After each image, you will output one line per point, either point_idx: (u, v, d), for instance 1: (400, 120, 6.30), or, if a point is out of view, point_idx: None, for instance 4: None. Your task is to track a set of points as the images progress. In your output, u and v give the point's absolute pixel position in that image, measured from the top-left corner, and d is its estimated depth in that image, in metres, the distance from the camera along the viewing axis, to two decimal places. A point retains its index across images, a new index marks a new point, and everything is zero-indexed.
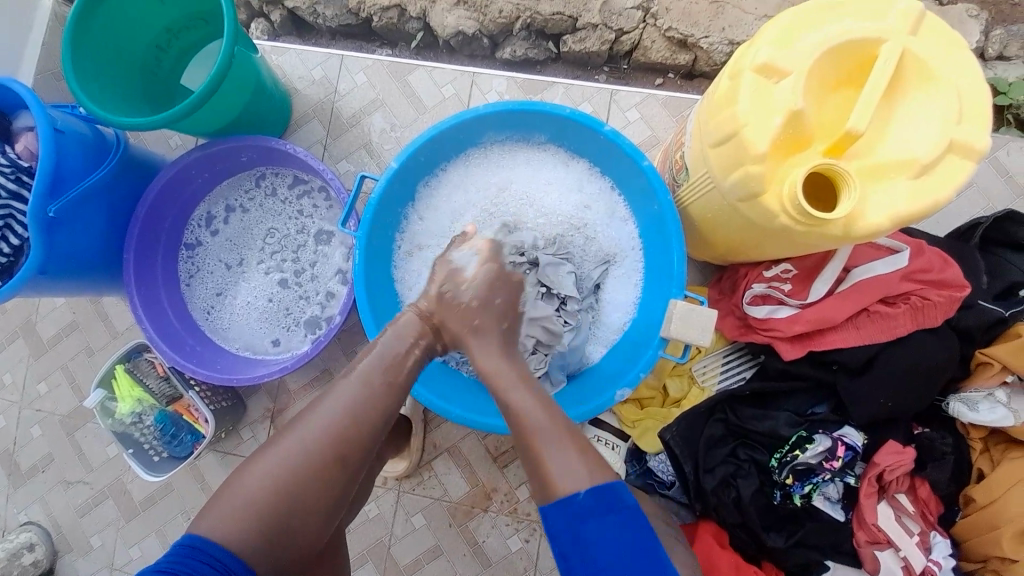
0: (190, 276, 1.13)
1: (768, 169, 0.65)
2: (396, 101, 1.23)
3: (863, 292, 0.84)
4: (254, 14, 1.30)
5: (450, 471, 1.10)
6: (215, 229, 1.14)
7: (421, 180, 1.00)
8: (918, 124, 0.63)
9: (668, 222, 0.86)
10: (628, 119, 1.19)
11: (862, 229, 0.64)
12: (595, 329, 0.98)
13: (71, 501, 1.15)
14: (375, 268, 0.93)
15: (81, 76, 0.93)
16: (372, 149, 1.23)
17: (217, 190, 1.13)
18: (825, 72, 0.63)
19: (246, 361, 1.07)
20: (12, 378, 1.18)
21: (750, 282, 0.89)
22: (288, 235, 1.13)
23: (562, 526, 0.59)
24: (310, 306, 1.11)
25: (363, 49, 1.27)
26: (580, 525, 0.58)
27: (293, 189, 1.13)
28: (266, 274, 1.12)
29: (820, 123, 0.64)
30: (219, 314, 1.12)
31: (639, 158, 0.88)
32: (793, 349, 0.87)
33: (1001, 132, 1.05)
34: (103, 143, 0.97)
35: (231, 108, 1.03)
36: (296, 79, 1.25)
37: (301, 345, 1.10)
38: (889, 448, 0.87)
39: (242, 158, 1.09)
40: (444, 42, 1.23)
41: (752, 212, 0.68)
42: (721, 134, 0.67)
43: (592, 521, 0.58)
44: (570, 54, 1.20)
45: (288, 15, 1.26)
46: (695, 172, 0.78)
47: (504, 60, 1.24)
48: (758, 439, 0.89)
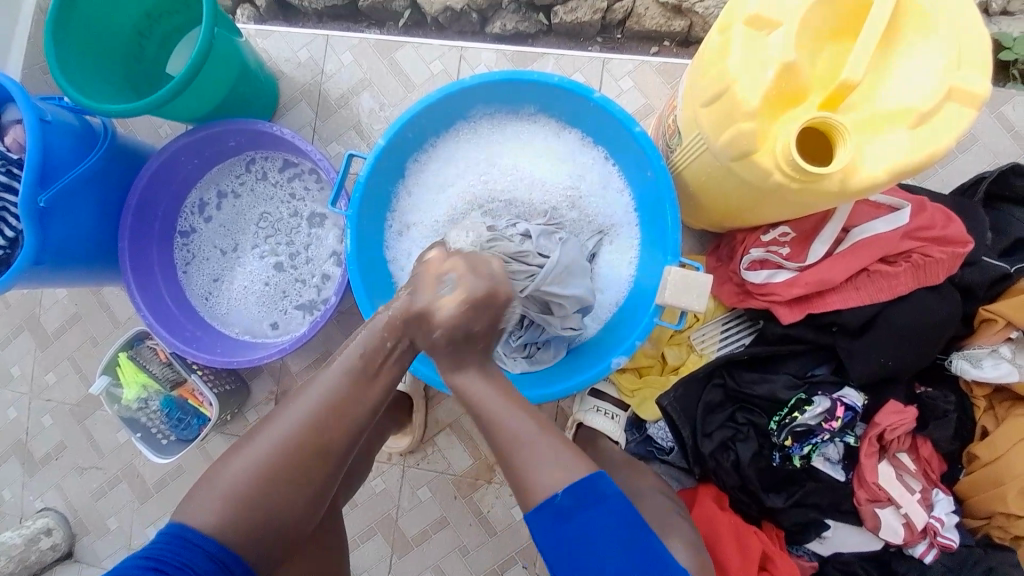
0: (186, 263, 1.13)
1: (761, 126, 0.63)
2: (384, 80, 1.21)
3: (863, 252, 0.83)
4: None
5: (453, 446, 1.12)
6: (208, 215, 1.13)
7: (411, 157, 0.99)
8: (917, 70, 0.61)
9: (661, 187, 0.84)
10: (621, 88, 1.17)
11: (859, 183, 0.62)
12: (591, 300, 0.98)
13: (86, 486, 1.18)
14: (367, 246, 0.93)
15: (64, 65, 0.92)
16: (363, 129, 1.21)
17: (208, 176, 1.12)
18: (818, 21, 0.61)
19: (246, 345, 1.08)
20: (20, 370, 1.20)
21: (748, 247, 0.88)
22: (281, 219, 1.13)
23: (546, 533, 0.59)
24: (307, 289, 1.11)
25: (351, 30, 1.25)
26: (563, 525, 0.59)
27: (284, 172, 1.13)
28: (262, 258, 1.12)
29: (814, 75, 0.63)
30: (217, 300, 1.12)
31: (630, 124, 0.86)
32: (792, 313, 0.87)
33: (1008, 87, 1.02)
34: (91, 133, 0.96)
35: (217, 91, 1.02)
36: (283, 62, 1.23)
37: (299, 327, 1.11)
38: (889, 408, 0.87)
39: (231, 143, 1.08)
40: (432, 19, 1.21)
41: (746, 171, 0.67)
42: (712, 92, 0.65)
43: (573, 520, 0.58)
44: (562, 25, 1.17)
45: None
46: (687, 135, 0.77)
47: (494, 35, 1.21)
48: (757, 403, 0.89)
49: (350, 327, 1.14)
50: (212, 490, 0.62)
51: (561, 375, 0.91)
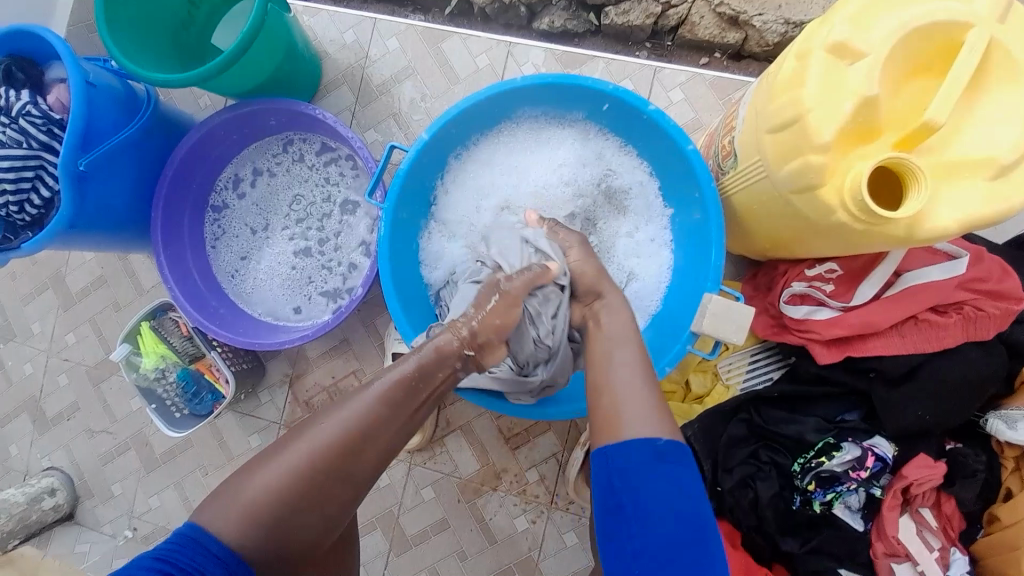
0: (216, 239, 1.12)
1: (831, 160, 0.59)
2: (427, 69, 1.19)
3: (913, 299, 0.78)
4: None
5: (462, 449, 1.11)
6: (241, 192, 1.13)
7: (453, 152, 0.97)
8: (1001, 121, 0.57)
9: (710, 211, 0.81)
10: (670, 100, 1.13)
11: (927, 233, 0.59)
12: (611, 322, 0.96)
13: (94, 451, 1.20)
14: (400, 242, 0.91)
15: (112, 26, 0.91)
16: (401, 118, 1.19)
17: (245, 152, 1.11)
18: (905, 57, 0.58)
19: (268, 327, 1.07)
20: (41, 328, 1.21)
21: (789, 280, 0.86)
22: (314, 203, 1.10)
23: (610, 472, 0.62)
24: (332, 277, 1.09)
25: (395, 14, 1.22)
26: (647, 472, 0.60)
27: (321, 156, 1.10)
28: (290, 241, 1.10)
29: (892, 113, 0.59)
30: (243, 279, 1.12)
31: (684, 141, 0.82)
32: (828, 353, 0.83)
33: None
34: (134, 100, 0.95)
35: (260, 69, 1.00)
36: (327, 42, 1.22)
37: (322, 315, 1.08)
38: (918, 462, 0.84)
39: (270, 122, 1.07)
40: (479, 9, 1.17)
41: (805, 205, 0.64)
42: (782, 119, 0.62)
43: (660, 468, 0.60)
44: (612, 27, 1.13)
45: None
46: (745, 161, 0.73)
47: (541, 32, 1.17)
48: (781, 442, 0.86)
49: (369, 317, 1.15)
50: (226, 488, 0.61)
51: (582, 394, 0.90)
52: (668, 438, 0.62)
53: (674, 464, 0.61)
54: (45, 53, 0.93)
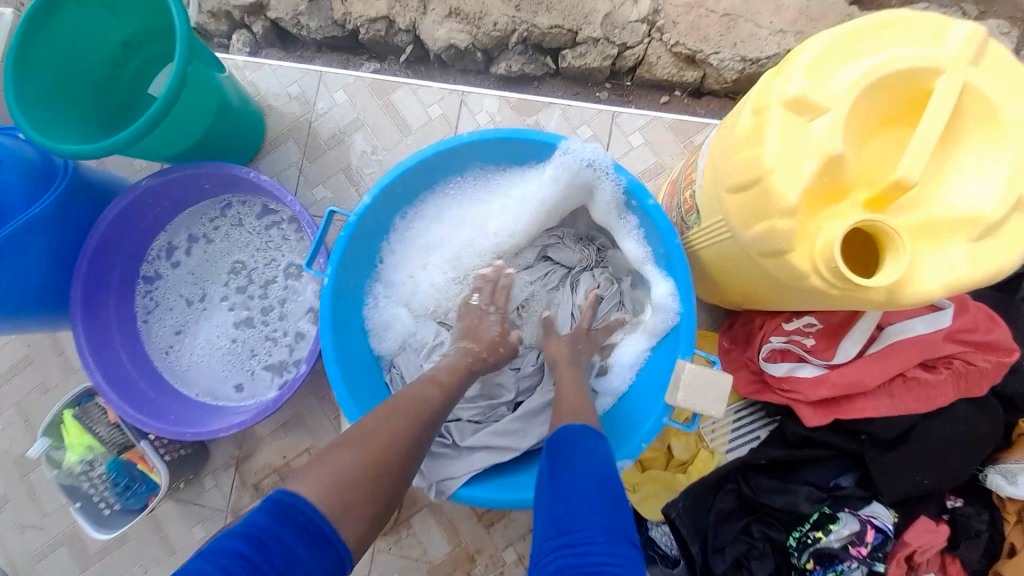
0: (149, 312, 1.03)
1: (799, 223, 0.54)
2: (377, 120, 1.14)
3: (901, 355, 0.72)
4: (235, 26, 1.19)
5: (431, 529, 1.00)
6: (177, 261, 1.04)
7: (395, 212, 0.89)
8: (977, 177, 0.52)
9: (677, 269, 0.75)
10: (631, 143, 1.09)
11: (911, 298, 0.53)
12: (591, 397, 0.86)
13: (15, 553, 1.06)
14: (344, 316, 0.83)
15: (19, 91, 0.83)
16: (352, 172, 1.13)
17: (182, 217, 1.03)
18: (865, 112, 0.53)
19: (206, 411, 0.97)
20: None
21: (767, 335, 0.80)
22: (256, 269, 1.02)
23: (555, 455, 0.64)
24: (277, 348, 1.00)
25: (350, 63, 1.18)
26: (570, 447, 0.64)
27: (263, 219, 1.03)
28: (230, 311, 1.02)
29: (859, 170, 0.54)
30: (178, 355, 1.02)
31: (644, 197, 0.77)
32: (816, 416, 0.76)
33: None
34: (50, 168, 0.87)
35: (189, 131, 0.93)
36: (272, 96, 1.16)
37: (266, 392, 0.99)
38: (921, 527, 0.78)
39: (206, 185, 0.99)
40: (435, 56, 1.13)
41: (776, 269, 0.58)
42: (743, 179, 0.56)
43: (580, 444, 0.64)
44: (570, 69, 1.10)
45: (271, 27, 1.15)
46: (708, 218, 0.68)
47: (498, 76, 1.14)
48: (775, 515, 0.77)
49: (322, 387, 1.05)
50: None
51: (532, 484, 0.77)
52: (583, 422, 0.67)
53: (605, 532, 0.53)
54: None
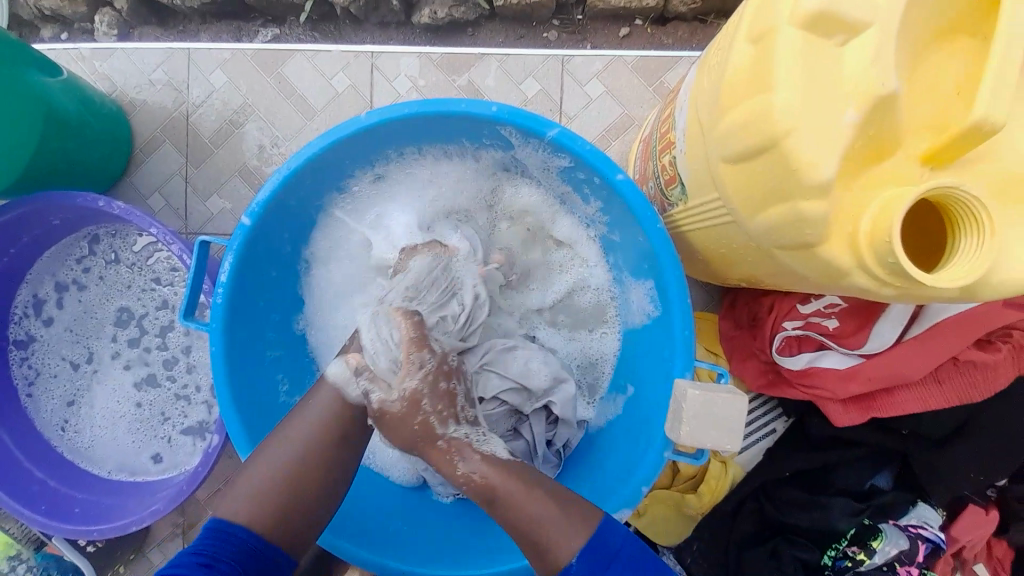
0: (30, 383, 0.83)
1: (833, 200, 0.37)
2: (272, 105, 0.90)
3: (950, 333, 0.57)
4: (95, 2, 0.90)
5: None
6: (48, 317, 0.83)
7: (287, 235, 0.68)
8: None
9: (663, 262, 0.57)
10: (589, 95, 0.88)
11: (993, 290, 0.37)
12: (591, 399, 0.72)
13: None
14: (247, 381, 0.64)
15: None
16: (251, 174, 0.90)
17: (39, 265, 0.81)
18: (926, 16, 0.35)
19: (119, 494, 0.79)
20: None
21: (779, 321, 0.64)
22: (145, 314, 0.83)
23: None
24: (193, 407, 0.82)
25: (243, 33, 0.92)
26: None
27: (142, 251, 0.82)
28: (127, 370, 0.83)
29: (915, 108, 0.37)
30: (77, 432, 0.83)
31: (610, 171, 0.58)
32: (846, 413, 0.63)
33: None
34: None
35: (8, 160, 0.71)
36: (132, 90, 0.91)
37: (189, 459, 0.82)
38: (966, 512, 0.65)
39: (55, 222, 0.76)
40: (344, 10, 0.88)
41: (798, 265, 0.41)
42: (745, 143, 0.38)
43: None
44: (508, 9, 0.86)
45: None
46: (695, 194, 0.50)
47: (424, 27, 0.90)
48: (805, 534, 0.65)
49: None
50: None
51: (471, 555, 0.63)
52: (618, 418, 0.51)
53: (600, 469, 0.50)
54: None
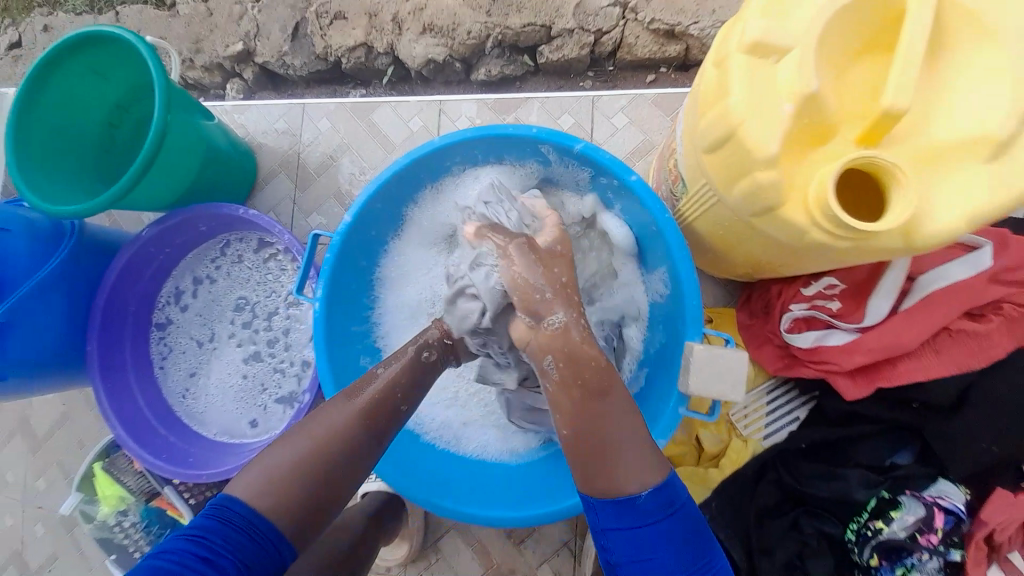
0: (163, 358, 1.05)
1: (783, 173, 0.49)
2: (363, 142, 1.15)
3: (941, 305, 0.63)
4: (228, 75, 1.24)
5: (458, 554, 0.98)
6: (184, 304, 1.06)
7: (376, 233, 0.87)
8: (982, 90, 0.47)
9: (671, 244, 0.70)
10: (615, 126, 1.05)
11: (929, 237, 0.47)
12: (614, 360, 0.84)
13: None
14: (338, 344, 0.82)
15: (19, 159, 0.89)
16: (343, 197, 1.14)
17: (184, 263, 1.06)
18: (842, 41, 0.48)
19: (222, 450, 0.98)
20: (24, 478, 1.25)
21: (787, 303, 0.72)
22: (258, 302, 1.04)
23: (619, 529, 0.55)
24: (287, 379, 1.01)
25: (337, 93, 1.21)
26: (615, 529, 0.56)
27: (259, 253, 1.04)
28: (238, 347, 1.03)
29: (846, 104, 0.49)
30: (195, 398, 1.04)
31: (625, 173, 0.72)
32: (855, 386, 0.68)
33: None
34: (58, 229, 0.94)
35: (181, 180, 0.97)
36: (260, 134, 1.19)
37: (279, 423, 0.99)
38: (1000, 498, 0.66)
39: (202, 228, 1.01)
40: (416, 73, 1.14)
41: (771, 229, 0.53)
42: (714, 137, 0.52)
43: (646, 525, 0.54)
44: (549, 65, 1.08)
45: (260, 71, 1.21)
46: (693, 185, 0.63)
47: (480, 82, 1.14)
48: (824, 506, 0.68)
49: None
50: None
51: (540, 494, 0.78)
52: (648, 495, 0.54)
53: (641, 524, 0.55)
54: None
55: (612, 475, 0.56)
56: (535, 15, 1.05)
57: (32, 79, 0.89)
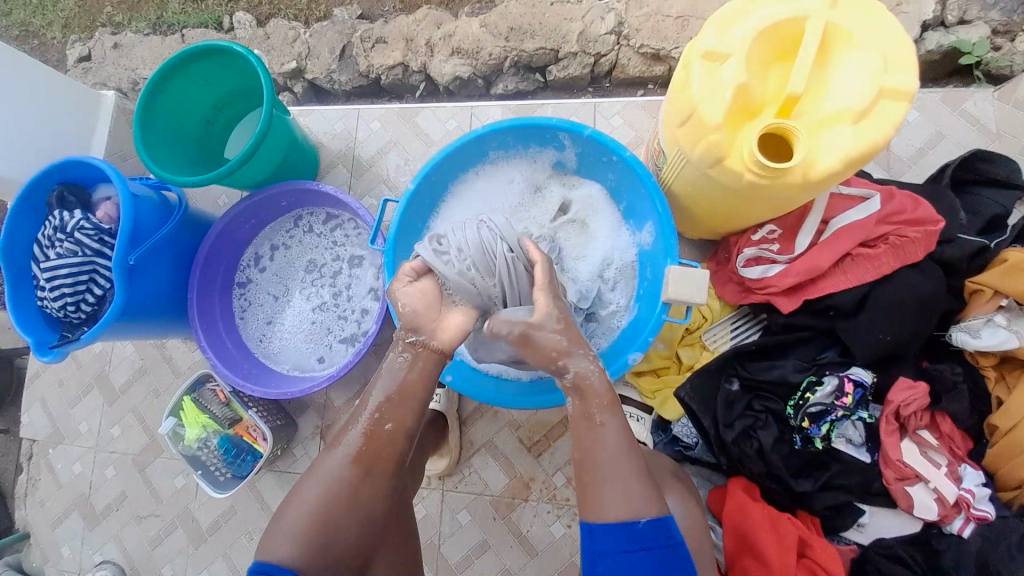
0: (244, 310, 1.27)
1: (725, 136, 0.75)
2: (407, 140, 1.41)
3: (844, 238, 0.90)
4: (280, 88, 1.52)
5: (488, 466, 1.18)
6: (262, 266, 1.29)
7: (428, 200, 1.11)
8: (852, 75, 0.72)
9: (656, 200, 0.95)
10: (612, 126, 1.32)
11: (819, 173, 0.73)
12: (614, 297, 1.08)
13: (144, 534, 1.32)
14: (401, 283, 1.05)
15: (147, 142, 1.11)
16: (391, 182, 1.40)
17: (263, 233, 1.29)
18: (763, 50, 0.74)
19: (295, 379, 1.19)
20: (88, 427, 1.38)
21: (741, 247, 0.97)
22: (325, 263, 1.27)
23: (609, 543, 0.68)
24: (349, 323, 1.24)
25: (376, 103, 1.48)
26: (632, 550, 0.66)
27: (327, 223, 1.28)
28: (308, 300, 1.26)
29: (766, 91, 0.75)
30: (270, 342, 1.26)
31: (622, 151, 0.98)
32: (790, 302, 0.94)
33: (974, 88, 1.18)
34: (167, 207, 1.13)
35: (270, 162, 1.20)
36: (322, 134, 1.45)
37: (343, 358, 1.22)
38: (902, 385, 0.90)
39: (282, 203, 1.25)
40: (445, 87, 1.42)
41: (721, 175, 0.79)
42: (682, 114, 0.78)
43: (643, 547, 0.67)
44: (557, 81, 1.36)
45: (309, 86, 1.49)
46: (671, 154, 0.88)
47: (498, 95, 1.42)
48: (770, 390, 0.94)
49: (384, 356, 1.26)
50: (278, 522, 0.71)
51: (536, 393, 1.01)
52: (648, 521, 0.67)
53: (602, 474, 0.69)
54: (90, 177, 1.14)
55: (596, 502, 0.69)
56: (546, 40, 1.33)
57: (158, 79, 1.10)
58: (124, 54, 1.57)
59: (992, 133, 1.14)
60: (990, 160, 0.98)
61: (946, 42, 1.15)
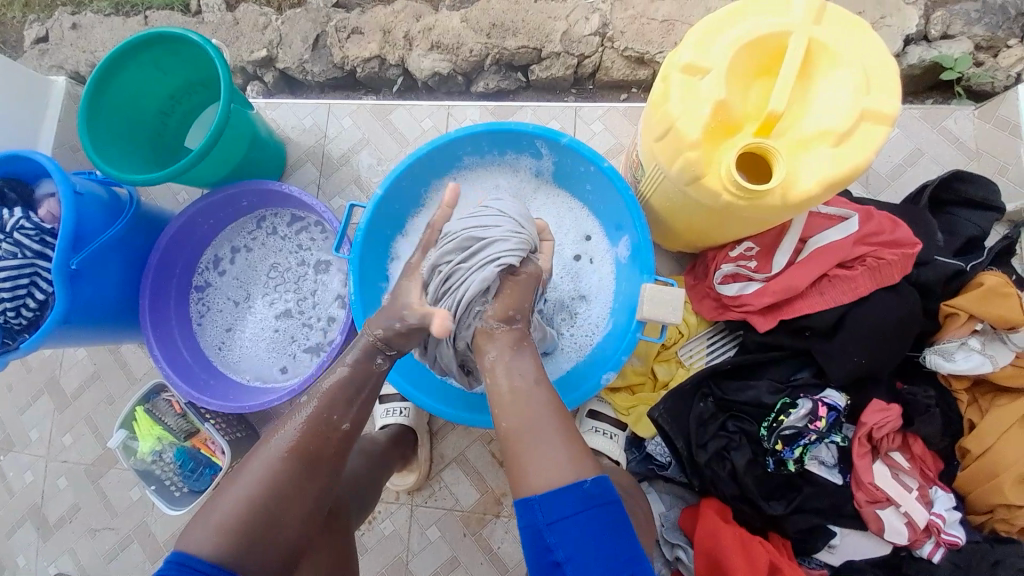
0: (202, 315, 1.20)
1: (704, 154, 0.72)
2: (381, 138, 1.35)
3: (821, 259, 0.89)
4: (249, 78, 1.43)
5: (460, 481, 1.15)
6: (223, 269, 1.22)
7: (399, 205, 1.05)
8: (830, 96, 0.70)
9: (632, 213, 0.93)
10: (594, 131, 1.29)
11: (798, 196, 0.71)
12: (587, 311, 1.05)
13: (98, 548, 1.25)
14: (367, 292, 0.99)
15: (93, 137, 1.03)
16: (363, 183, 1.34)
17: (222, 235, 1.22)
18: (743, 66, 0.71)
19: (257, 389, 1.14)
20: (38, 434, 1.30)
21: (718, 263, 0.95)
22: (289, 268, 1.22)
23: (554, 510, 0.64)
24: (314, 332, 1.19)
25: (351, 98, 1.41)
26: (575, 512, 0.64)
27: (292, 226, 1.22)
28: (271, 306, 1.20)
29: (746, 109, 0.72)
30: (230, 349, 1.19)
31: (599, 161, 0.95)
32: (766, 320, 0.93)
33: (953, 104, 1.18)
34: (117, 204, 1.04)
35: (230, 158, 1.13)
36: (290, 129, 1.38)
37: (308, 368, 1.16)
38: (875, 408, 0.92)
39: (243, 203, 1.18)
40: (423, 83, 1.36)
41: (698, 194, 0.76)
42: (660, 129, 0.74)
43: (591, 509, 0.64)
44: (539, 81, 1.32)
45: (280, 76, 1.41)
46: (648, 167, 0.85)
47: (479, 93, 1.36)
48: (745, 410, 0.94)
49: None
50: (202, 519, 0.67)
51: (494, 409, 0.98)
52: (593, 480, 0.66)
53: (601, 505, 0.65)
54: (31, 172, 1.04)
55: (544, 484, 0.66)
56: (528, 39, 1.29)
57: (104, 69, 1.03)
58: (83, 36, 1.46)
59: (969, 152, 1.15)
60: (966, 182, 0.98)
61: (926, 57, 1.14)
